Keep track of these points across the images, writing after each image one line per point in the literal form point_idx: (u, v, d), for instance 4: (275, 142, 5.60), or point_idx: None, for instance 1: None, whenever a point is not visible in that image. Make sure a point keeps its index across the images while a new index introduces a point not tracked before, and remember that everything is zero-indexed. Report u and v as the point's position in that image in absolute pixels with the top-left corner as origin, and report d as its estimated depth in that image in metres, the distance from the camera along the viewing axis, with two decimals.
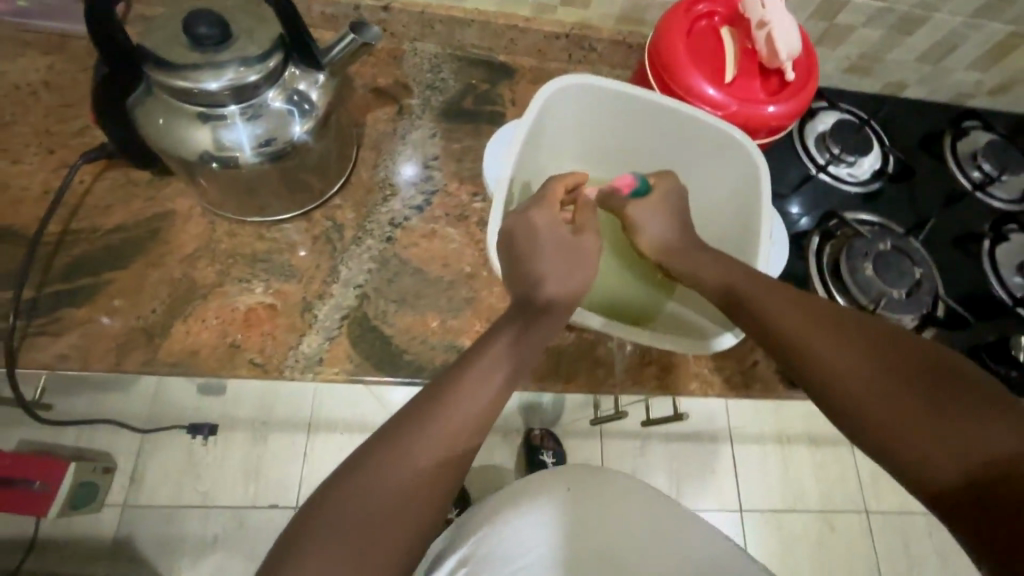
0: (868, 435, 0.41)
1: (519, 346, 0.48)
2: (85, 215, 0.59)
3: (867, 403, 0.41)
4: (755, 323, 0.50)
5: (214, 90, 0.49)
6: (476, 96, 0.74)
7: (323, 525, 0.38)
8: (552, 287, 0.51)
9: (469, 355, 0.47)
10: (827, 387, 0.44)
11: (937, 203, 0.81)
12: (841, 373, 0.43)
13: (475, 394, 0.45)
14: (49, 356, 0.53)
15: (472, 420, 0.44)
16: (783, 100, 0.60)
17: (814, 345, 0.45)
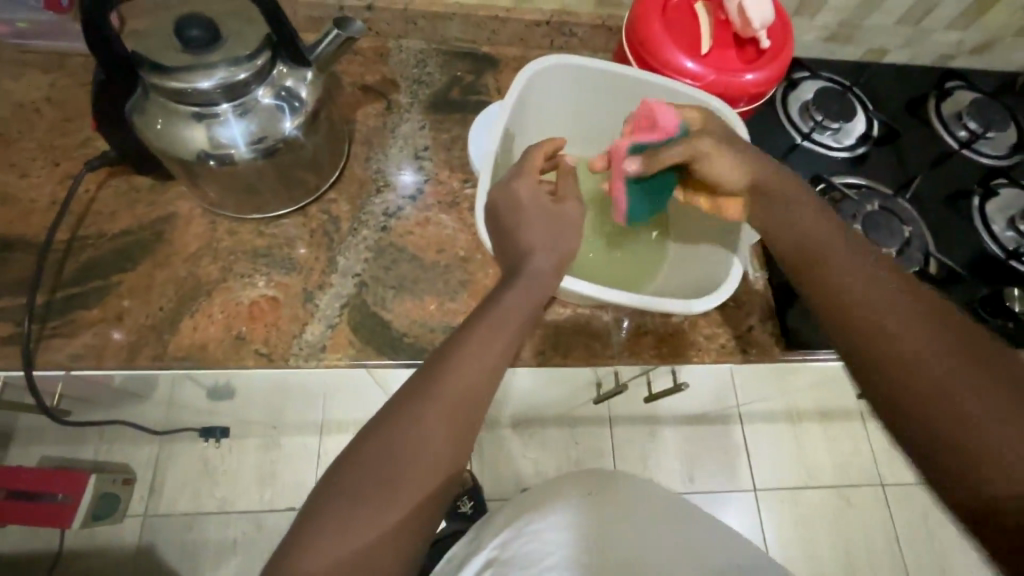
0: (911, 412, 0.38)
1: (504, 321, 0.49)
2: (91, 221, 0.61)
3: (926, 381, 0.38)
4: (823, 284, 0.47)
5: (207, 89, 0.51)
6: (462, 87, 0.76)
7: (325, 512, 0.40)
8: (541, 259, 0.52)
9: (458, 337, 0.48)
10: (886, 357, 0.41)
11: (925, 163, 0.81)
12: (908, 348, 0.40)
13: (461, 372, 0.46)
14: (66, 357, 0.56)
15: (458, 396, 0.45)
16: (759, 68, 0.62)
17: (884, 315, 0.42)
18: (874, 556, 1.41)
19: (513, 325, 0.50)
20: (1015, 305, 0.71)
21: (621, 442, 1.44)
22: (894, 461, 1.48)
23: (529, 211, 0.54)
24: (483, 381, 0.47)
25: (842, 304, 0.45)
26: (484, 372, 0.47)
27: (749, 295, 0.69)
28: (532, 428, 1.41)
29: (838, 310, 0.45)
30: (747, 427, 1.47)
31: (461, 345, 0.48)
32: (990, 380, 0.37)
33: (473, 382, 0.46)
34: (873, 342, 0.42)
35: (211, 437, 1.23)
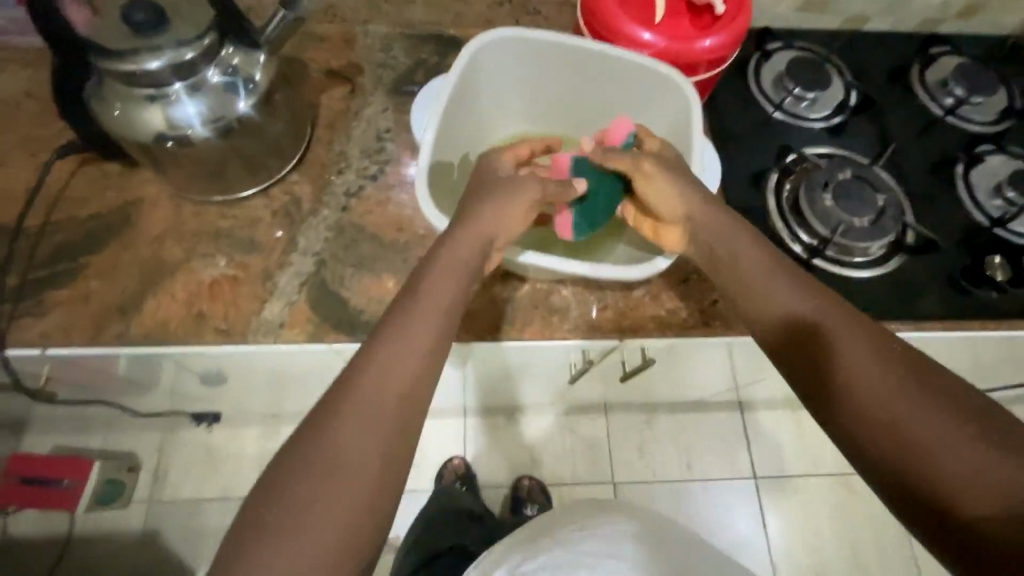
0: (890, 475, 0.36)
1: (438, 307, 0.45)
2: (63, 207, 0.64)
3: (902, 437, 0.36)
4: (794, 344, 0.44)
5: (156, 70, 0.53)
6: (427, 69, 0.76)
7: (264, 523, 0.35)
8: (483, 223, 0.51)
9: (390, 326, 0.43)
10: (860, 419, 0.38)
11: (907, 131, 0.78)
12: (881, 405, 0.38)
13: (398, 365, 0.41)
14: (36, 335, 0.58)
15: (398, 392, 0.40)
16: (714, 32, 0.60)
17: (855, 366, 0.40)
18: (881, 546, 1.37)
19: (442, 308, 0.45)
20: (996, 275, 0.68)
21: (618, 432, 1.41)
22: None
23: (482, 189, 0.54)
24: (421, 370, 0.42)
25: (813, 365, 0.42)
26: (421, 362, 0.42)
27: None
28: (526, 418, 1.40)
29: (809, 369, 0.42)
30: (748, 415, 1.45)
31: (395, 337, 0.43)
32: (960, 419, 0.35)
33: (410, 366, 0.42)
34: (847, 403, 0.39)
35: (203, 423, 1.25)
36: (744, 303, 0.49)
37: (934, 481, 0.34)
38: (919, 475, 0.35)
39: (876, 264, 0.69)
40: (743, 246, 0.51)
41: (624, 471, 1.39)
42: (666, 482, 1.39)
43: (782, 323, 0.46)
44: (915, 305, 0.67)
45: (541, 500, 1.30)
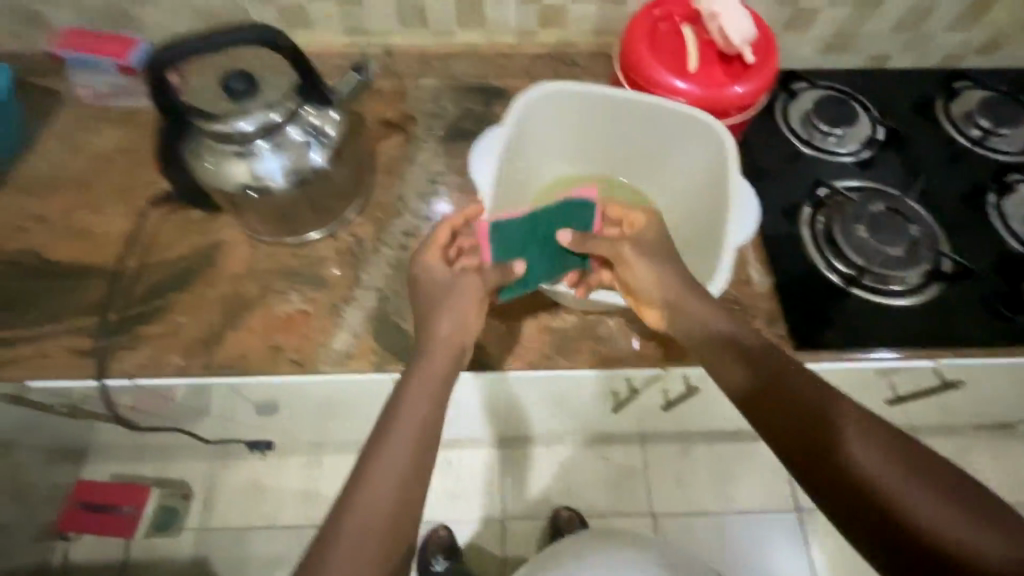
0: (886, 544, 0.39)
1: (418, 410, 0.49)
2: (154, 250, 0.71)
3: (889, 507, 0.40)
4: (778, 417, 0.47)
5: (247, 131, 0.60)
6: (473, 116, 0.82)
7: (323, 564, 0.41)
8: (447, 318, 0.56)
9: (378, 429, 0.48)
10: (852, 490, 0.41)
11: (935, 162, 0.81)
12: (870, 478, 0.41)
13: (385, 469, 0.45)
14: (132, 366, 0.64)
15: (391, 491, 0.44)
16: (744, 80, 0.66)
17: (843, 440, 0.43)
18: None
19: (424, 402, 0.50)
20: None
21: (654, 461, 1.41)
22: None
23: (444, 291, 0.58)
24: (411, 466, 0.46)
25: (785, 427, 0.46)
26: (405, 465, 0.46)
27: (754, 299, 0.71)
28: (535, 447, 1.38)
29: (798, 442, 0.45)
30: None
31: (383, 440, 0.47)
32: (913, 478, 0.40)
33: (399, 472, 0.45)
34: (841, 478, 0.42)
35: (257, 449, 1.28)
36: (717, 369, 0.53)
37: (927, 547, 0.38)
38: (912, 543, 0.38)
39: (914, 292, 0.70)
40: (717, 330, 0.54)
41: (663, 503, 1.37)
42: (706, 514, 1.36)
43: (770, 398, 0.48)
44: (955, 331, 0.69)
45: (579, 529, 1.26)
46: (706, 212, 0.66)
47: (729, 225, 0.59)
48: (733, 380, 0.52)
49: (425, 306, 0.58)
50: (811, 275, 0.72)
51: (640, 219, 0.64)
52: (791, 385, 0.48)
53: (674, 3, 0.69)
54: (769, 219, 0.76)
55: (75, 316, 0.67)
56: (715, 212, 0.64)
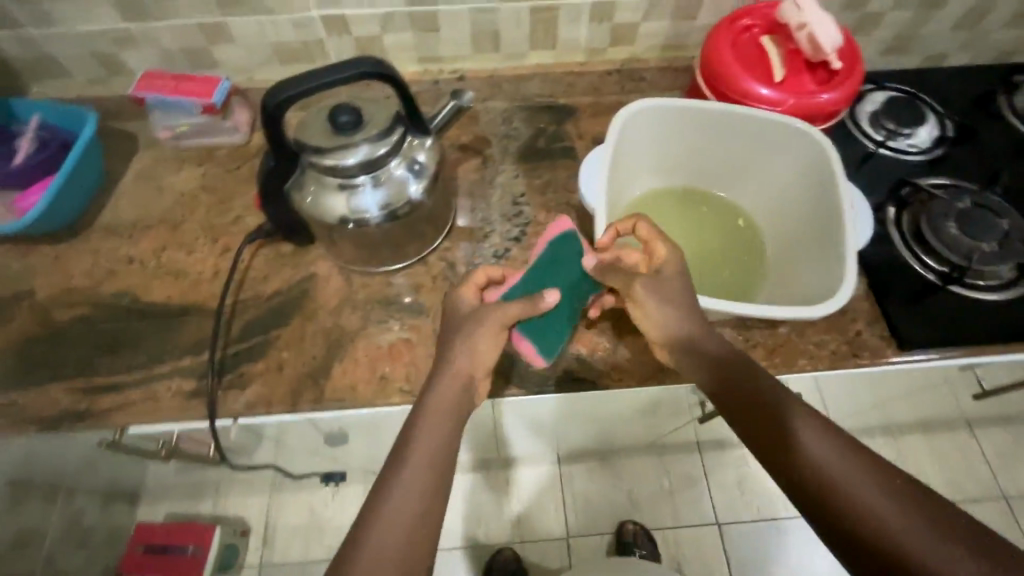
0: (835, 530, 0.44)
1: (430, 438, 0.51)
2: (249, 286, 0.71)
3: (837, 500, 0.44)
4: (754, 417, 0.51)
5: (352, 165, 0.60)
6: (547, 136, 0.83)
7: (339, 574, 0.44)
8: (466, 349, 0.56)
9: (396, 453, 0.50)
10: (808, 484, 0.46)
11: (1009, 155, 0.82)
12: (823, 472, 0.45)
13: (408, 476, 0.48)
14: (241, 404, 0.64)
15: (408, 515, 0.46)
16: (833, 88, 0.66)
17: (802, 441, 0.47)
18: None
19: (439, 431, 0.51)
20: None
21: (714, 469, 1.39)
22: (1015, 471, 1.35)
23: (467, 321, 0.58)
24: (424, 495, 0.48)
25: (750, 421, 0.51)
26: (428, 474, 0.48)
27: (852, 301, 0.71)
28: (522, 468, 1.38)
29: (766, 441, 0.49)
30: None
31: (399, 465, 0.49)
32: (855, 471, 0.45)
33: (415, 495, 0.47)
34: (797, 471, 0.46)
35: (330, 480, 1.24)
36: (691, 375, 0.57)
37: (868, 533, 0.42)
38: (853, 529, 0.43)
39: (1008, 287, 0.71)
40: (715, 347, 0.56)
41: (726, 510, 1.36)
42: (769, 520, 1.35)
43: (744, 400, 0.52)
44: None
45: (648, 548, 1.29)
46: (812, 216, 0.65)
47: (846, 227, 0.59)
48: (704, 384, 0.56)
49: (445, 338, 0.58)
50: (904, 275, 0.72)
51: (662, 251, 0.59)
52: (759, 390, 0.52)
53: (755, 15, 0.70)
54: None
55: (178, 357, 0.66)
56: (824, 216, 0.63)
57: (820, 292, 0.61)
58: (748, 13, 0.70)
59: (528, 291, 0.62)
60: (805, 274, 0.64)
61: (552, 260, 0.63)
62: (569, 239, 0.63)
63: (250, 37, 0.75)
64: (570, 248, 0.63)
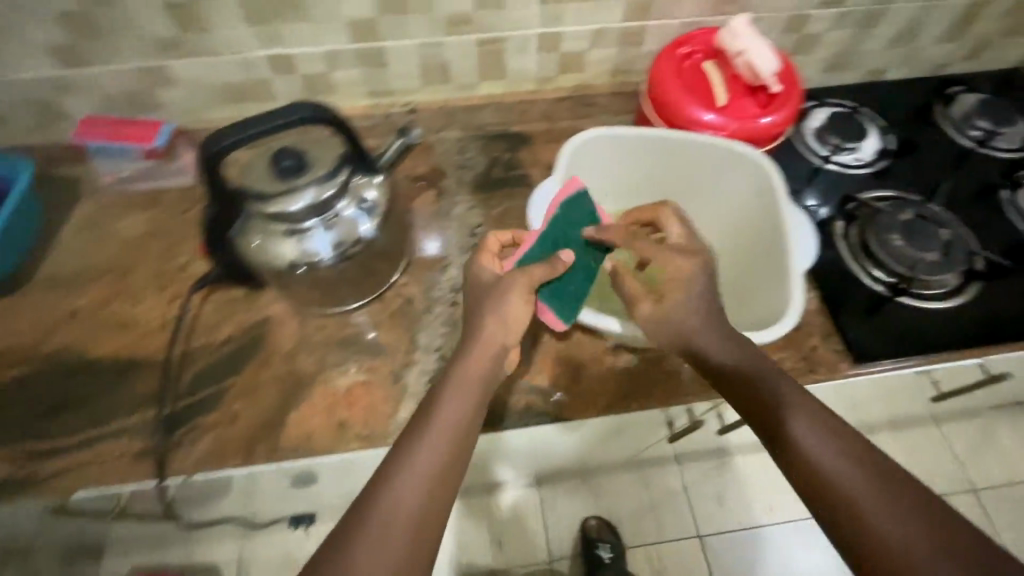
0: (828, 520, 0.44)
1: (446, 431, 0.49)
2: (199, 335, 0.69)
3: (834, 494, 0.44)
4: (755, 411, 0.51)
5: (298, 210, 0.59)
6: (502, 165, 0.83)
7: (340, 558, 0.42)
8: (490, 327, 0.56)
9: (407, 444, 0.48)
10: (805, 476, 0.46)
11: (948, 166, 0.84)
12: (823, 468, 0.45)
13: (422, 458, 0.47)
14: (193, 461, 0.61)
15: (408, 512, 0.44)
16: (775, 110, 0.68)
17: (800, 436, 0.47)
18: None
19: (454, 423, 0.50)
20: None
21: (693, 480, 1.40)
22: (982, 462, 1.38)
23: (490, 298, 0.57)
24: (428, 488, 0.45)
25: (757, 409, 0.50)
26: (441, 458, 0.47)
27: (807, 318, 0.72)
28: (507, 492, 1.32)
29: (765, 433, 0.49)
30: None
31: (410, 456, 0.47)
32: (862, 471, 0.44)
33: (426, 482, 0.46)
34: (793, 465, 0.47)
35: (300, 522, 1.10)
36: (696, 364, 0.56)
37: (862, 526, 0.42)
38: (847, 521, 0.43)
39: (954, 293, 0.73)
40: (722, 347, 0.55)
41: (707, 522, 1.36)
42: (750, 528, 1.36)
43: (745, 392, 0.52)
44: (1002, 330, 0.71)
45: (612, 538, 1.32)
46: (761, 240, 0.66)
47: (793, 250, 0.61)
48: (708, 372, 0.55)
49: (471, 317, 0.57)
50: (855, 288, 0.73)
51: (679, 263, 0.59)
52: (768, 381, 0.52)
53: (695, 41, 0.72)
54: None
55: (125, 415, 0.64)
56: (772, 240, 0.64)
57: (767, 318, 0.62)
58: (688, 40, 0.72)
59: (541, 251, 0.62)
60: (758, 299, 0.65)
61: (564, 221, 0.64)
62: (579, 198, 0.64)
63: (192, 79, 0.74)
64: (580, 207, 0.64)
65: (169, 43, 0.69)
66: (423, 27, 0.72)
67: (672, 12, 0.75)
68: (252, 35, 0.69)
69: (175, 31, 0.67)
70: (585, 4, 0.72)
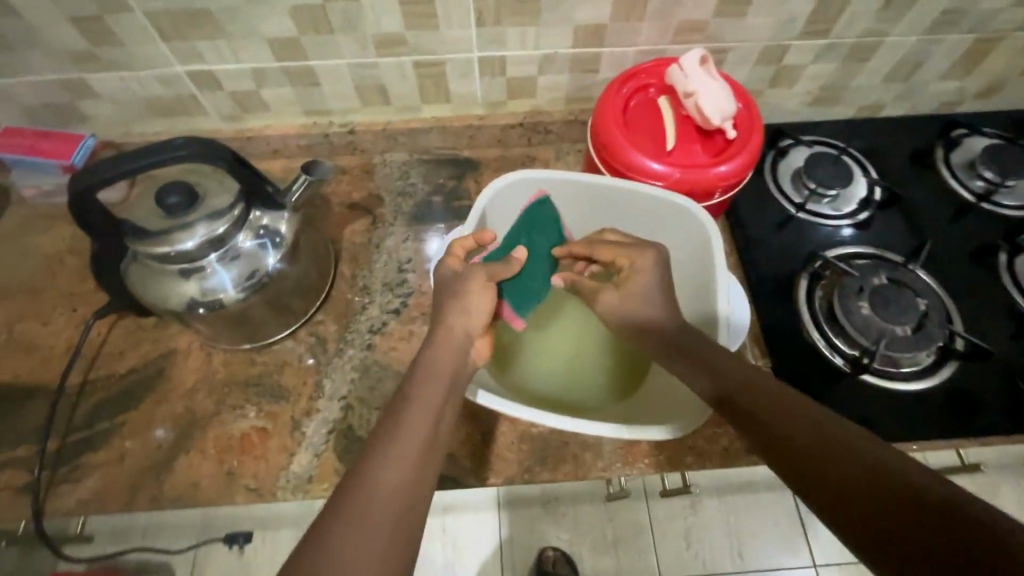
0: (853, 509, 0.32)
1: (421, 424, 0.45)
2: (102, 364, 0.66)
3: (855, 461, 0.34)
4: (749, 421, 0.42)
5: (191, 248, 0.55)
6: (445, 194, 0.77)
7: (322, 544, 0.36)
8: (458, 317, 0.53)
9: (381, 435, 0.44)
10: (818, 464, 0.35)
11: (940, 221, 0.75)
12: (829, 439, 0.36)
13: (404, 437, 0.43)
14: (73, 501, 0.59)
15: (395, 491, 0.40)
16: (730, 157, 0.60)
17: (786, 425, 0.39)
18: None
19: (429, 413, 0.46)
20: None
21: (660, 518, 1.31)
22: None
23: (454, 292, 0.55)
24: (409, 479, 0.41)
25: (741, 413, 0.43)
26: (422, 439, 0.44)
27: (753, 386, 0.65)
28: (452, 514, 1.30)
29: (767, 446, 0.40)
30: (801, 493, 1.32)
31: (390, 440, 0.43)
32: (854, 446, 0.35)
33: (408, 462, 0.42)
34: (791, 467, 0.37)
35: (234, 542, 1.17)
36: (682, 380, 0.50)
37: (896, 487, 0.31)
38: (852, 504, 0.32)
39: (928, 373, 0.65)
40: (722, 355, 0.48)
41: (672, 565, 1.27)
42: None
43: (729, 398, 0.44)
44: (972, 420, 0.63)
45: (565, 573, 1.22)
46: (694, 297, 0.64)
47: (719, 316, 0.58)
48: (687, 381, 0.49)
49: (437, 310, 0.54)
50: (811, 359, 0.66)
51: (635, 257, 0.57)
52: (747, 379, 0.45)
53: (648, 74, 0.65)
54: (764, 296, 0.70)
55: (18, 445, 0.62)
56: (704, 299, 0.62)
57: (690, 397, 0.57)
58: (639, 72, 0.65)
59: (504, 248, 0.64)
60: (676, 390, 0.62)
61: (529, 224, 0.66)
62: (545, 202, 0.66)
63: (115, 93, 0.70)
64: (545, 212, 0.67)
65: (84, 56, 0.65)
66: (352, 47, 0.66)
67: (628, 40, 0.68)
68: (168, 50, 0.65)
69: (87, 44, 0.63)
70: (529, 28, 0.66)
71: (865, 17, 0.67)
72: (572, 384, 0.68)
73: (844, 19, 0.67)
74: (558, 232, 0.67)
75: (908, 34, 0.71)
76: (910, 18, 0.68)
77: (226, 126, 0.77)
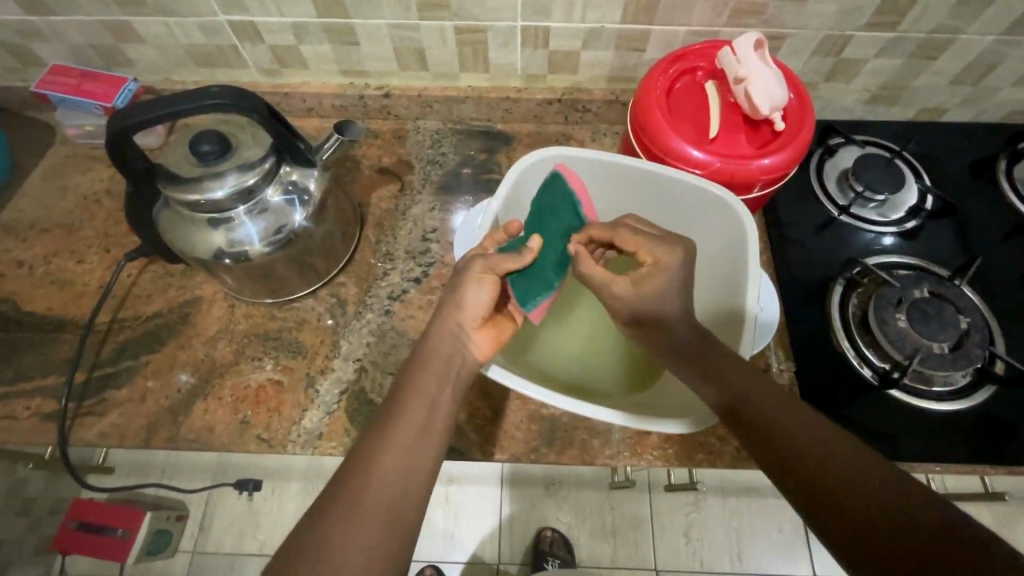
0: (853, 529, 0.34)
1: (416, 417, 0.47)
2: (130, 305, 0.68)
3: (855, 482, 0.36)
4: (753, 440, 0.44)
5: (221, 198, 0.55)
6: (476, 165, 0.76)
7: (321, 534, 0.39)
8: (465, 312, 0.53)
9: (379, 426, 0.46)
10: (822, 483, 0.37)
11: (993, 238, 0.71)
12: (839, 457, 0.38)
13: (401, 429, 0.46)
14: (95, 434, 0.61)
15: (391, 480, 0.43)
16: (776, 151, 0.58)
17: (799, 442, 0.41)
18: None
19: (424, 406, 0.48)
20: None
21: (662, 513, 1.30)
22: None
23: (460, 280, 0.54)
24: (404, 468, 0.44)
25: (753, 424, 0.44)
26: (417, 430, 0.46)
27: None
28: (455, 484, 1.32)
29: (767, 462, 0.42)
30: None
31: (388, 433, 0.45)
32: (864, 469, 0.37)
33: (404, 454, 0.44)
34: (796, 478, 0.39)
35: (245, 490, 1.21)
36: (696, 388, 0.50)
37: (897, 509, 0.33)
38: (850, 518, 0.35)
39: (959, 396, 0.62)
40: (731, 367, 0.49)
41: (668, 559, 1.26)
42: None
43: (740, 411, 0.46)
44: (1006, 448, 0.59)
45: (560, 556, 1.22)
46: (721, 296, 0.62)
47: (748, 314, 0.56)
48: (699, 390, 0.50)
49: (445, 300, 0.54)
50: (836, 368, 0.63)
51: (661, 253, 0.55)
52: (760, 392, 0.46)
53: (697, 55, 0.62)
54: (795, 299, 0.67)
55: (48, 374, 0.65)
56: (731, 298, 0.60)
57: (694, 398, 0.57)
58: (687, 53, 0.62)
59: (520, 236, 0.60)
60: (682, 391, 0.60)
61: (539, 206, 0.61)
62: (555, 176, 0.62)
63: (158, 38, 0.70)
64: (554, 185, 0.62)
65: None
66: (394, 8, 0.65)
67: (680, 18, 0.65)
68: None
69: None
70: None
71: (938, 11, 0.63)
72: (589, 368, 0.68)
73: (916, 11, 0.63)
74: (571, 211, 0.61)
75: (984, 33, 0.66)
76: (988, 16, 0.63)
77: (264, 80, 0.77)
